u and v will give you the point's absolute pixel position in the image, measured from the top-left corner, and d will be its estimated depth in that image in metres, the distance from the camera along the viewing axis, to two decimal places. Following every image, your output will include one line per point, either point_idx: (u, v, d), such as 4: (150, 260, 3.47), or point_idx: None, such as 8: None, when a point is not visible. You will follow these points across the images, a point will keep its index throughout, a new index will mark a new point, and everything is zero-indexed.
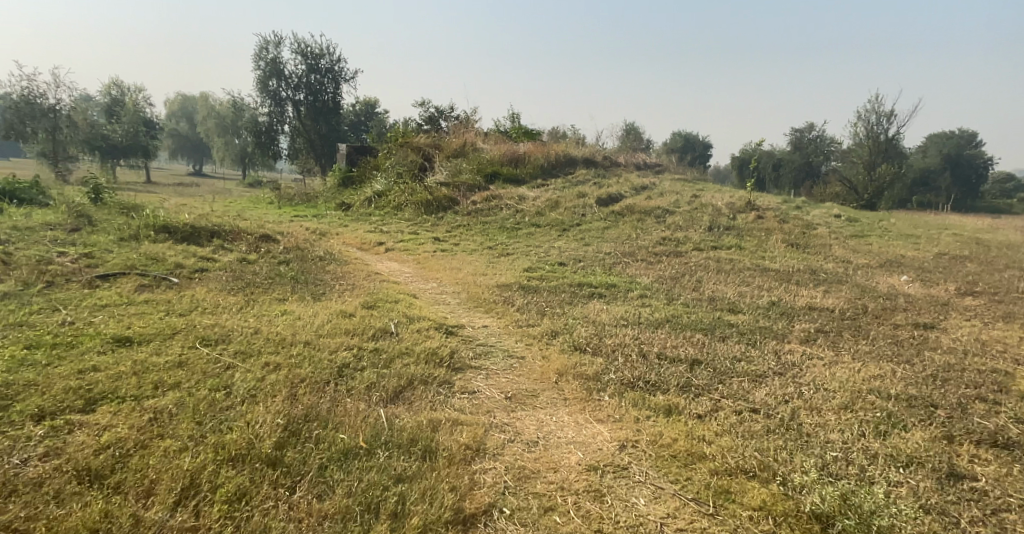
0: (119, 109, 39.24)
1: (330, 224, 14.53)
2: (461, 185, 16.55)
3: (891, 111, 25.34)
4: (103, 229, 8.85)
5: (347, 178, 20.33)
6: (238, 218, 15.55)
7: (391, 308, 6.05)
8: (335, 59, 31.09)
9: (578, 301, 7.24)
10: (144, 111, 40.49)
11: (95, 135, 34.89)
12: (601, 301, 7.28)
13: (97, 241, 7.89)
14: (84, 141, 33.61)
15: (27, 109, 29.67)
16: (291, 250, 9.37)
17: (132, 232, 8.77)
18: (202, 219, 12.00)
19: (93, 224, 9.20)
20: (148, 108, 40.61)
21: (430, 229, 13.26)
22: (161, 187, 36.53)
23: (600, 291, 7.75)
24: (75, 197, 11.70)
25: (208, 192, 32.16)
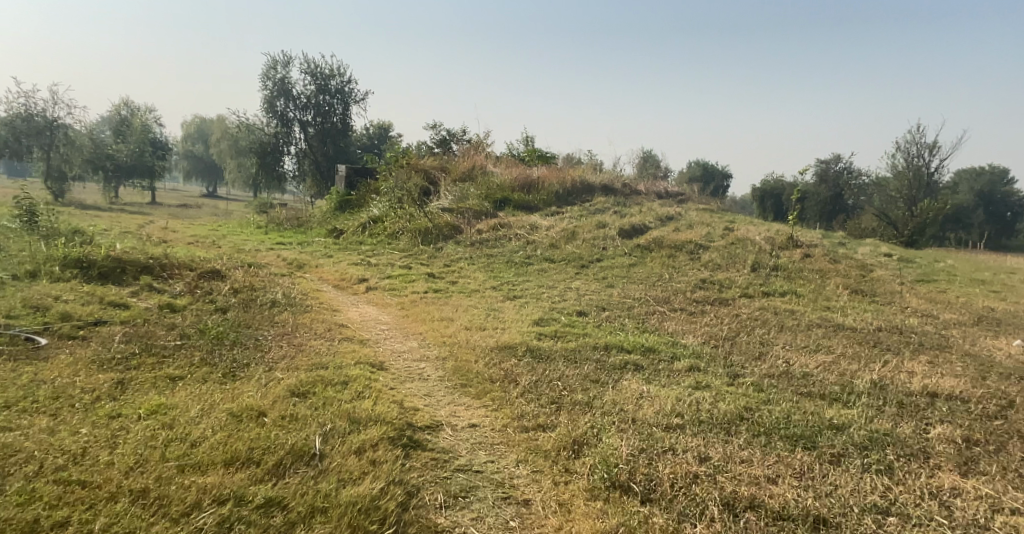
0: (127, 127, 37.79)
1: (315, 254, 12.72)
2: (464, 211, 14.64)
3: (935, 143, 23.23)
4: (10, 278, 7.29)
5: (344, 201, 18.44)
6: (213, 246, 13.88)
7: (334, 398, 4.08)
8: (346, 80, 29.57)
9: (607, 376, 5.18)
10: (155, 132, 39.29)
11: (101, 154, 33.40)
12: (640, 377, 5.23)
13: None
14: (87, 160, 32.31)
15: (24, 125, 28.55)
16: (242, 296, 7.54)
17: (30, 268, 7.78)
18: (158, 252, 10.34)
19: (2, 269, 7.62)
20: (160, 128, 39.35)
21: (427, 263, 11.25)
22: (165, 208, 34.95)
23: (636, 358, 5.68)
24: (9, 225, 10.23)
25: (209, 214, 30.60)
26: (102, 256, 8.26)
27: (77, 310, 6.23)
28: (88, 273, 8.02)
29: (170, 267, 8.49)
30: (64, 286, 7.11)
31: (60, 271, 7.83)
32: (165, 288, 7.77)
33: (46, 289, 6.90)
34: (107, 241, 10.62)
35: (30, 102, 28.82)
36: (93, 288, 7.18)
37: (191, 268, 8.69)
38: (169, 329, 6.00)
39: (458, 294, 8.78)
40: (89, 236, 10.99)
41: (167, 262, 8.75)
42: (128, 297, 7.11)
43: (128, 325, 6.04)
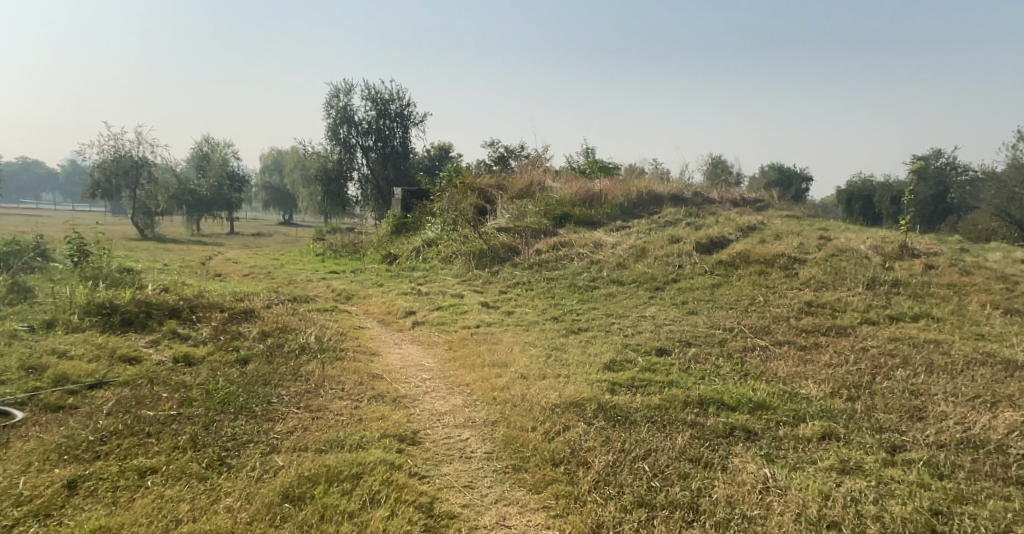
0: (208, 163, 38.82)
1: (366, 283, 11.94)
2: (522, 229, 13.56)
3: None
4: (32, 336, 6.79)
5: (401, 224, 17.68)
6: (266, 279, 13.40)
7: (331, 531, 3.03)
8: (405, 103, 29.15)
9: (716, 447, 3.79)
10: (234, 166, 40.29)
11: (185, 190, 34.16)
12: (755, 452, 3.75)
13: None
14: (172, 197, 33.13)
15: (113, 165, 29.60)
16: (255, 346, 6.45)
17: (48, 314, 7.52)
18: (200, 290, 9.79)
19: (31, 325, 7.18)
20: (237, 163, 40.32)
21: (482, 291, 10.13)
22: (246, 239, 35.42)
23: (745, 420, 4.05)
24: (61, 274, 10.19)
25: (280, 243, 30.76)
26: (130, 302, 7.68)
27: (80, 376, 5.55)
28: (112, 322, 7.38)
29: (202, 312, 7.83)
30: (83, 345, 6.51)
31: (87, 324, 7.28)
32: (191, 336, 7.06)
33: (59, 349, 6.29)
34: (151, 281, 10.17)
35: (118, 144, 29.98)
36: (113, 345, 6.57)
37: (224, 310, 7.88)
38: (172, 393, 5.16)
39: (512, 327, 7.61)
40: (136, 277, 10.62)
41: (198, 304, 8.08)
42: (147, 353, 6.43)
43: (110, 398, 5.02)
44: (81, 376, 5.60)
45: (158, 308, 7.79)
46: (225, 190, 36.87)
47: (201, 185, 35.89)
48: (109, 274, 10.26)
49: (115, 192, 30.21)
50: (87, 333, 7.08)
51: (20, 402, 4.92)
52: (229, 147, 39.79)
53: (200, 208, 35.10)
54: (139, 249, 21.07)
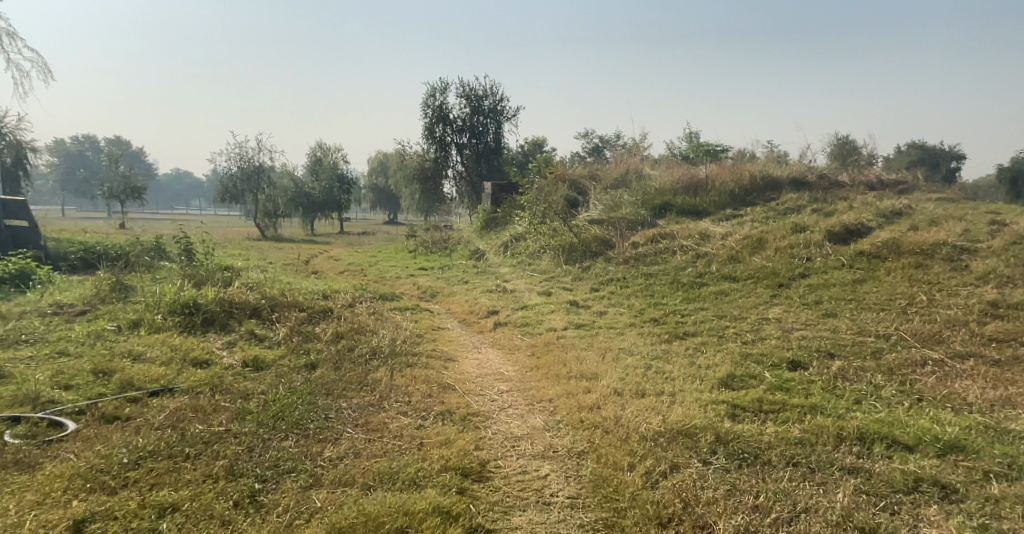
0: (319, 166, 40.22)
1: (453, 279, 11.41)
2: (616, 221, 12.55)
3: None
4: (111, 326, 6.58)
5: (490, 219, 17.08)
6: (355, 277, 13.18)
7: None
8: (499, 98, 28.63)
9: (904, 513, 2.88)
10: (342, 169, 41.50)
11: (300, 193, 35.52)
12: (969, 527, 2.78)
13: (62, 333, 6.38)
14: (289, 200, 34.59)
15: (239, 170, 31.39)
16: (319, 350, 5.88)
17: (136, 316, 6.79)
18: (286, 287, 9.56)
19: (118, 311, 7.04)
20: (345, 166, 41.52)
21: (573, 288, 9.24)
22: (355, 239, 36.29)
23: (938, 471, 3.10)
24: (160, 272, 10.34)
25: (382, 240, 31.17)
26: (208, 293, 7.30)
27: (145, 381, 5.00)
28: (194, 322, 6.71)
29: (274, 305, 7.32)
30: (160, 346, 5.87)
31: (161, 303, 6.90)
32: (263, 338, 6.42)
33: (136, 349, 5.75)
34: (240, 277, 10.09)
35: (242, 151, 31.68)
36: (185, 345, 5.95)
37: (303, 310, 7.31)
38: (229, 403, 4.59)
39: (604, 330, 6.71)
40: (229, 272, 10.62)
41: (272, 297, 7.65)
42: (217, 350, 5.93)
43: (166, 411, 4.46)
44: (147, 380, 5.04)
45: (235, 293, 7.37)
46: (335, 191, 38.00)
47: (315, 188, 37.11)
48: (205, 269, 10.31)
49: None
50: (162, 317, 6.66)
51: (78, 409, 4.45)
52: (338, 151, 40.87)
53: (314, 210, 36.32)
54: (250, 248, 21.85)
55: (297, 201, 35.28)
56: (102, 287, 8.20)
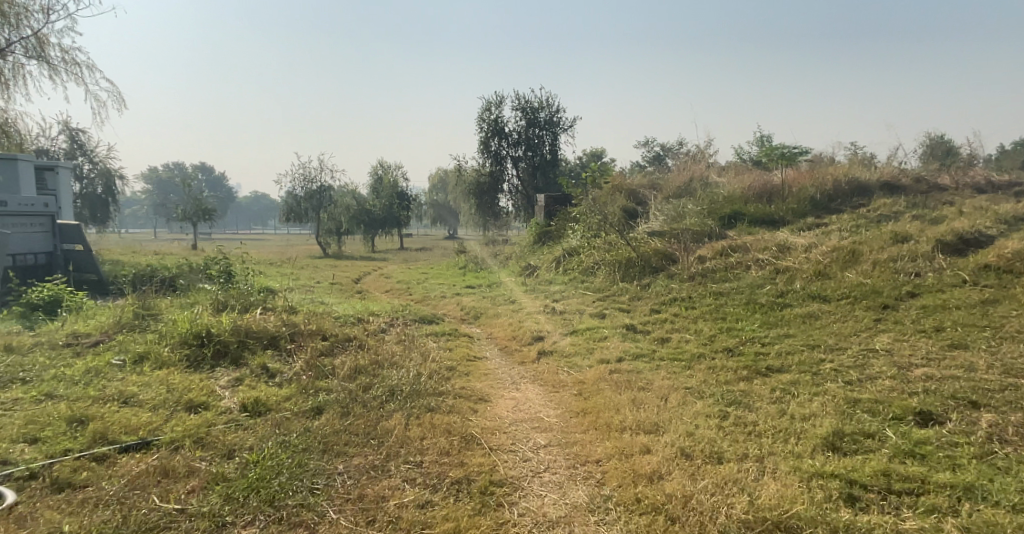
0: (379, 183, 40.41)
1: (499, 299, 10.52)
2: (679, 233, 11.39)
3: None
4: (113, 349, 5.91)
5: (543, 233, 16.17)
6: (400, 295, 12.51)
7: None
8: (555, 110, 27.76)
9: None
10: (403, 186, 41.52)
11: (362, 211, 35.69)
12: None
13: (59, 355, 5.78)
14: (352, 219, 34.80)
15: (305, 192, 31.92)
16: (327, 386, 5.00)
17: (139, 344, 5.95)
18: (318, 309, 8.87)
19: (126, 335, 6.42)
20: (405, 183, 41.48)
21: (630, 311, 8.15)
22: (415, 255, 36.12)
23: None
24: (197, 291, 9.96)
25: (439, 256, 30.75)
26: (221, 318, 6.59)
27: (122, 432, 3.95)
28: (202, 354, 5.72)
29: (288, 329, 6.43)
30: (154, 385, 4.87)
31: (169, 328, 6.25)
32: (273, 374, 5.40)
33: (131, 391, 4.70)
34: (273, 297, 9.50)
35: (306, 171, 31.97)
36: (190, 383, 4.97)
37: (325, 337, 6.44)
38: (207, 462, 3.64)
39: (666, 364, 5.65)
40: (263, 291, 10.04)
41: (287, 320, 6.85)
42: (217, 385, 5.06)
43: (126, 475, 3.49)
44: (123, 431, 4.02)
45: (247, 319, 6.61)
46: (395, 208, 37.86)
47: (376, 204, 36.86)
48: (241, 288, 9.77)
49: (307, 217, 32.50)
50: (167, 345, 5.83)
51: (28, 474, 3.47)
52: (399, 169, 40.63)
53: (375, 227, 36.03)
54: (304, 266, 21.68)
55: (359, 219, 35.24)
56: (124, 308, 7.65)
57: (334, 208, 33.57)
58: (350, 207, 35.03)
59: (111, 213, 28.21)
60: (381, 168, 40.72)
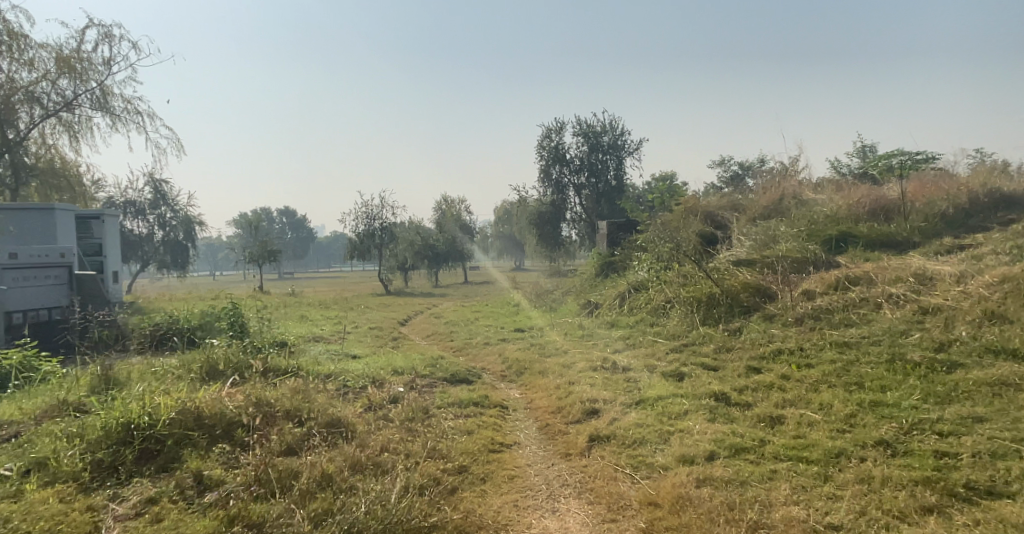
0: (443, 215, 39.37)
1: (551, 348, 8.73)
2: (772, 262, 9.30)
3: None
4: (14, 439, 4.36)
5: (607, 264, 14.29)
6: (442, 343, 10.89)
7: None
8: (619, 133, 25.98)
9: None
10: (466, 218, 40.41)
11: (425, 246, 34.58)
12: None
13: None
14: (415, 254, 33.72)
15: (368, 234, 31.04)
16: (260, 522, 3.24)
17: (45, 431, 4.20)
18: (329, 371, 7.30)
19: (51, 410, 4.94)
20: (469, 216, 40.39)
21: (717, 369, 6.15)
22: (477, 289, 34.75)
23: None
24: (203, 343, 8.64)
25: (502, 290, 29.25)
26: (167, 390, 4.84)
27: None
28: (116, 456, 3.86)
29: (249, 396, 4.66)
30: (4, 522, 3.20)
31: (98, 404, 4.65)
32: (194, 500, 3.48)
33: None
34: (282, 352, 8.02)
35: (368, 209, 31.13)
36: (63, 522, 3.22)
37: (301, 412, 4.58)
38: None
39: (785, 471, 3.65)
40: (276, 344, 8.60)
41: (263, 387, 5.26)
42: (104, 517, 3.33)
43: None
44: None
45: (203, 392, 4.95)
46: (458, 243, 36.72)
47: (440, 239, 35.82)
48: (249, 342, 8.35)
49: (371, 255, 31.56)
50: (70, 433, 4.05)
51: None
52: (463, 203, 39.48)
53: (440, 262, 35.30)
54: (355, 306, 20.48)
55: (423, 253, 34.15)
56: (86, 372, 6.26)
57: (396, 245, 32.57)
58: (413, 243, 34.04)
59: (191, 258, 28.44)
60: (444, 203, 39.63)
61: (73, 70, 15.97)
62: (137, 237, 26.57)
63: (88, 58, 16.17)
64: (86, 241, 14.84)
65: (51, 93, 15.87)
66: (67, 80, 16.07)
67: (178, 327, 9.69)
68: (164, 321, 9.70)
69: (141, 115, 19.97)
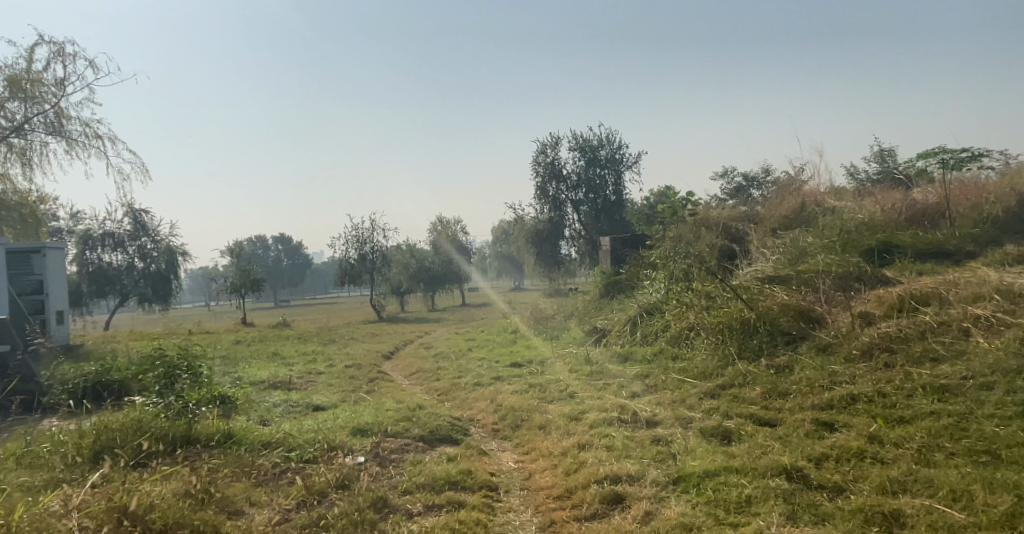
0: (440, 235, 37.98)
1: (552, 391, 7.23)
2: (811, 278, 7.84)
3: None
4: None
5: (613, 284, 12.86)
6: (427, 383, 9.42)
7: None
8: (617, 146, 24.67)
9: None
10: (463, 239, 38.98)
11: (419, 269, 33.08)
12: None
13: None
14: (408, 277, 32.20)
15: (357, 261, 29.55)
16: None
17: None
18: (273, 436, 5.79)
19: None
20: (466, 237, 39.00)
21: (774, 425, 4.65)
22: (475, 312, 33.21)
23: None
24: (135, 397, 7.18)
25: (498, 313, 27.75)
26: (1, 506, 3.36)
27: None
28: None
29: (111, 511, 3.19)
30: None
31: None
32: None
33: None
34: (219, 411, 6.49)
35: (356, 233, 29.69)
36: None
37: None
38: None
39: None
40: (218, 400, 7.09)
41: (153, 486, 3.77)
42: None
43: None
44: None
45: (54, 508, 3.46)
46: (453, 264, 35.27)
47: (435, 261, 34.35)
48: (184, 397, 6.85)
49: (361, 280, 30.02)
50: None
51: None
52: (458, 224, 38.10)
53: (435, 285, 33.76)
54: (341, 338, 18.97)
55: (418, 277, 32.67)
56: None
57: (389, 270, 31.07)
58: (407, 266, 32.60)
59: (174, 290, 26.63)
60: (438, 224, 38.19)
61: (26, 92, 14.05)
62: (115, 269, 25.00)
63: (43, 79, 14.24)
64: (25, 277, 13.45)
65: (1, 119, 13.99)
66: (19, 103, 14.16)
67: (108, 380, 8.18)
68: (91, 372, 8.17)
69: (101, 139, 18.52)
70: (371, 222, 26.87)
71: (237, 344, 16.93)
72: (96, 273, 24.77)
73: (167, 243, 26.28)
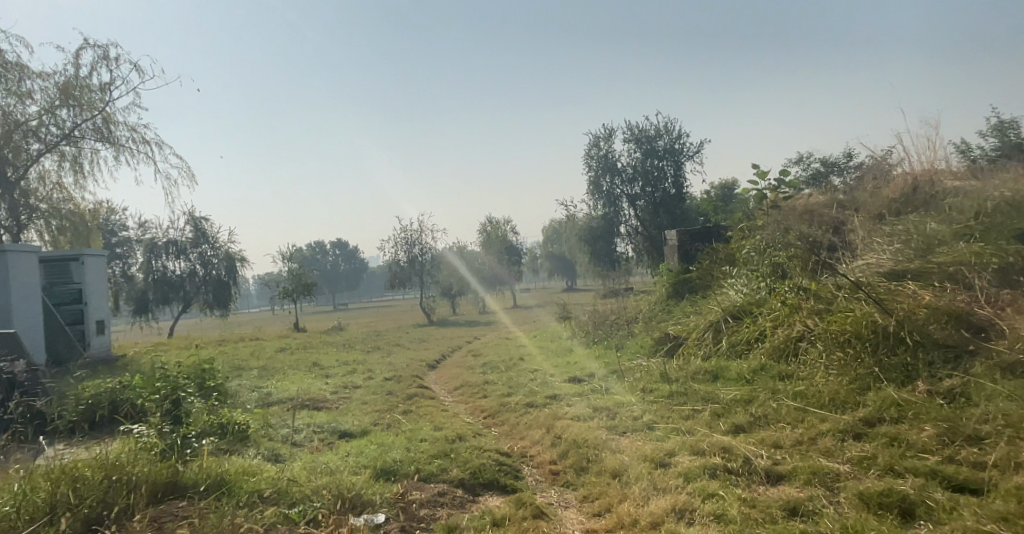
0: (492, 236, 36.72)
1: (625, 419, 5.74)
2: (956, 271, 6.13)
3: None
4: None
5: (683, 283, 11.24)
6: (473, 402, 8.07)
7: None
8: (676, 135, 22.85)
9: None
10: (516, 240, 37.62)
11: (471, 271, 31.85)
12: None
13: None
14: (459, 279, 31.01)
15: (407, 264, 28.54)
16: None
17: None
18: (275, 473, 4.45)
19: None
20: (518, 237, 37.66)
21: (978, 494, 3.14)
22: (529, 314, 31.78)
23: None
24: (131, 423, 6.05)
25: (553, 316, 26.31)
26: None
27: None
28: None
29: None
30: None
31: None
32: None
33: None
34: (220, 439, 5.19)
35: (406, 234, 28.66)
36: None
37: None
38: None
39: None
40: (226, 429, 5.43)
41: None
42: None
43: None
44: None
45: None
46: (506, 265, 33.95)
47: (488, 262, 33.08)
48: (182, 423, 5.23)
49: (411, 283, 28.99)
50: None
51: None
52: (509, 224, 36.80)
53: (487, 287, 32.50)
54: (389, 344, 17.86)
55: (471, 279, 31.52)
56: None
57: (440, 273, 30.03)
58: (458, 268, 31.40)
59: (234, 297, 26.11)
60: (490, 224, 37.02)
61: (76, 99, 13.35)
62: (178, 277, 24.66)
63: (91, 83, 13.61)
64: (64, 286, 12.59)
65: (50, 126, 13.27)
66: (68, 110, 13.47)
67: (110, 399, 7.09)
68: (91, 387, 7.04)
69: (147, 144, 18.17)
70: (421, 223, 25.81)
71: (279, 352, 15.98)
72: (160, 281, 24.45)
73: (226, 249, 25.78)
